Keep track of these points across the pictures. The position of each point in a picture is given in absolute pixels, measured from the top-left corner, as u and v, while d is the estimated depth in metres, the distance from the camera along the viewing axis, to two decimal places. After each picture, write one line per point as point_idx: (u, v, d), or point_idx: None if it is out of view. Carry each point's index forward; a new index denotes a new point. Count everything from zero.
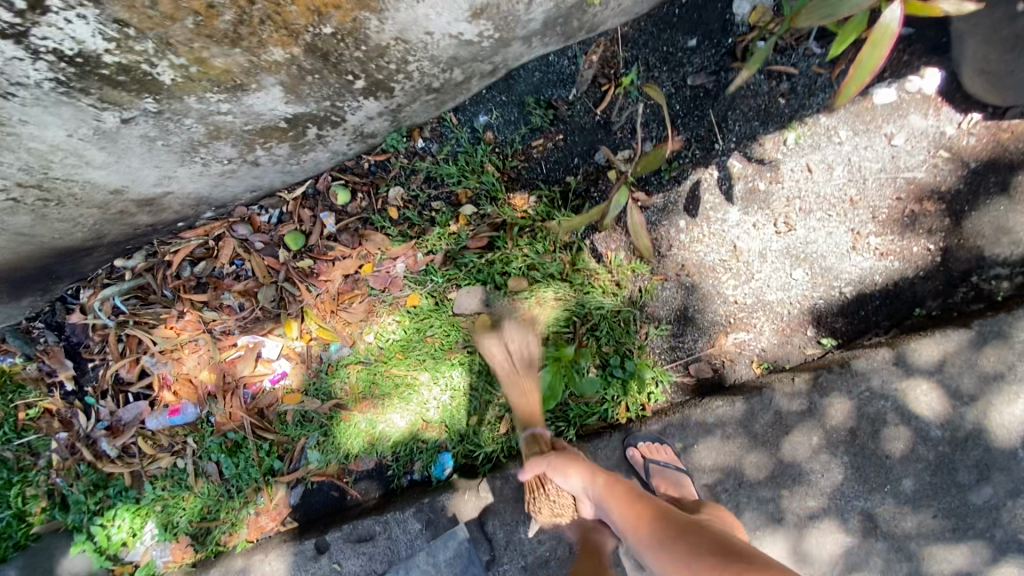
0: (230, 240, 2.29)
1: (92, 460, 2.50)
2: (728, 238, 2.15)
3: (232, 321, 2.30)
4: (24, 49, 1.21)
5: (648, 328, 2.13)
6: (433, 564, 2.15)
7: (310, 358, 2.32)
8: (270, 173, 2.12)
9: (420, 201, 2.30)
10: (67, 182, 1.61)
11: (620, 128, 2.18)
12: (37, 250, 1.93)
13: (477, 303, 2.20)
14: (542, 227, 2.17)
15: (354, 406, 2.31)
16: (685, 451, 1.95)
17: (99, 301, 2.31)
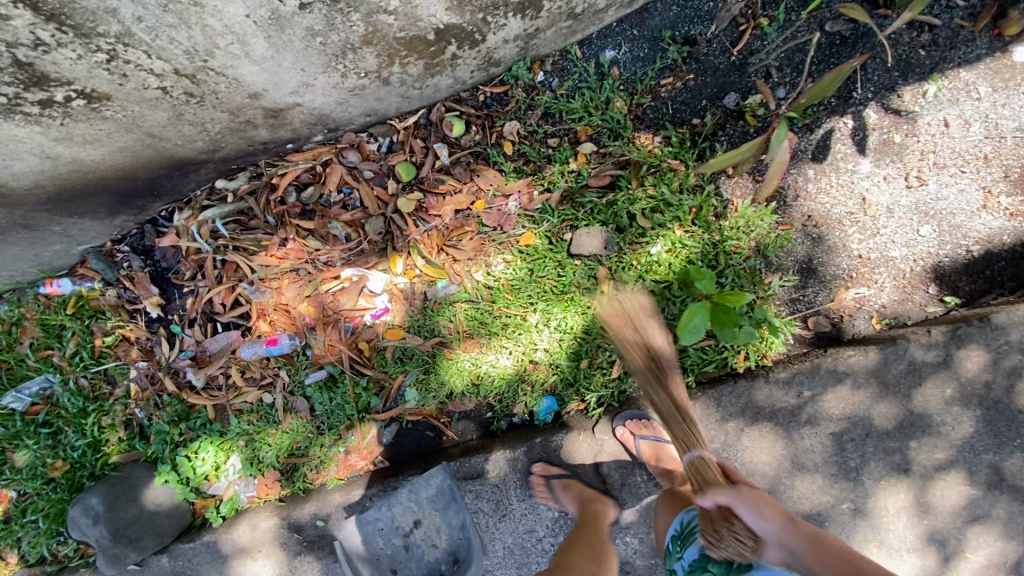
0: (339, 167, 2.20)
1: (176, 391, 2.40)
2: (857, 190, 2.10)
3: (337, 252, 2.23)
4: None
5: (773, 278, 2.10)
6: (415, 501, 2.15)
7: (413, 295, 2.26)
8: (392, 95, 2.02)
9: (537, 136, 2.20)
10: (219, 76, 1.51)
11: (755, 70, 2.10)
12: (154, 158, 1.82)
13: (598, 245, 2.12)
14: (671, 169, 2.10)
15: (458, 345, 2.24)
16: (814, 400, 1.92)
17: (198, 224, 2.20)
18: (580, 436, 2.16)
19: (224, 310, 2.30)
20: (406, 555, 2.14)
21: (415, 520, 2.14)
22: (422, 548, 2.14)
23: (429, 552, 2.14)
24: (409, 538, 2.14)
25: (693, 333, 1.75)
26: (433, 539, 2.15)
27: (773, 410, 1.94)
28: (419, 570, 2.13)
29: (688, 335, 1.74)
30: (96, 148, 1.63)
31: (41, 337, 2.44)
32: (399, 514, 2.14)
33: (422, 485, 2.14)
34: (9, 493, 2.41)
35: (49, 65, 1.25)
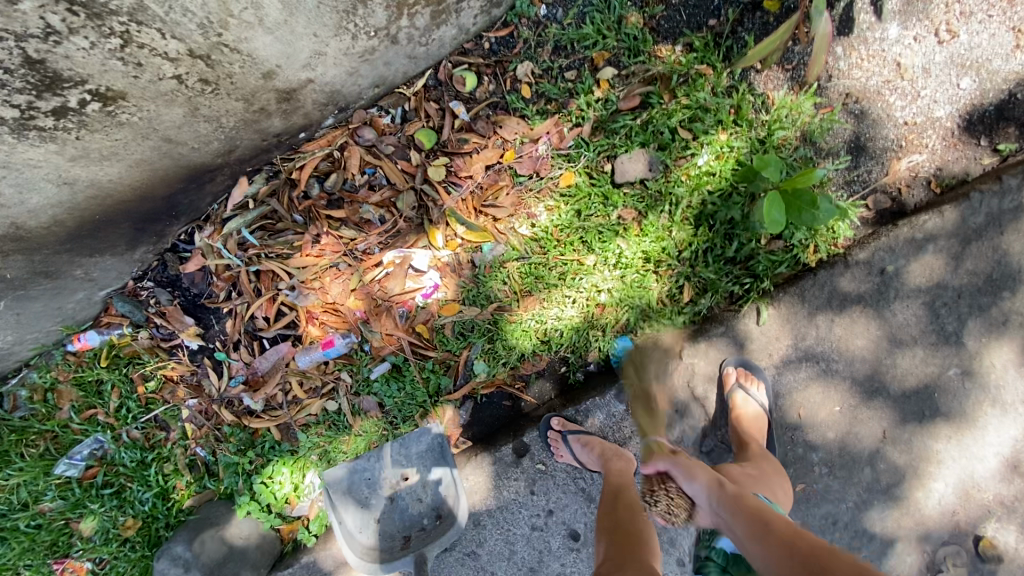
0: (356, 149, 2.09)
1: (235, 420, 2.27)
2: (890, 57, 2.05)
3: (374, 238, 2.12)
4: None
5: (826, 164, 2.05)
6: (406, 455, 2.22)
7: (460, 266, 2.16)
8: (400, 57, 1.91)
9: (553, 72, 2.11)
10: (233, 54, 1.39)
11: None
12: (170, 170, 1.69)
13: (643, 168, 2.05)
14: (700, 75, 2.03)
15: (519, 305, 2.16)
16: (899, 272, 1.90)
17: (223, 239, 2.09)
18: (667, 365, 2.08)
19: (268, 324, 2.18)
20: (391, 507, 2.23)
21: (402, 472, 2.22)
22: (407, 501, 2.23)
23: (414, 505, 2.22)
24: (395, 490, 2.23)
25: (777, 225, 1.69)
26: (418, 493, 2.23)
27: (858, 294, 1.92)
28: (401, 522, 2.21)
29: (772, 229, 1.69)
30: (113, 165, 1.51)
31: (80, 397, 2.29)
32: (388, 467, 2.23)
33: (410, 442, 2.23)
34: (84, 565, 2.28)
35: (61, 59, 1.16)
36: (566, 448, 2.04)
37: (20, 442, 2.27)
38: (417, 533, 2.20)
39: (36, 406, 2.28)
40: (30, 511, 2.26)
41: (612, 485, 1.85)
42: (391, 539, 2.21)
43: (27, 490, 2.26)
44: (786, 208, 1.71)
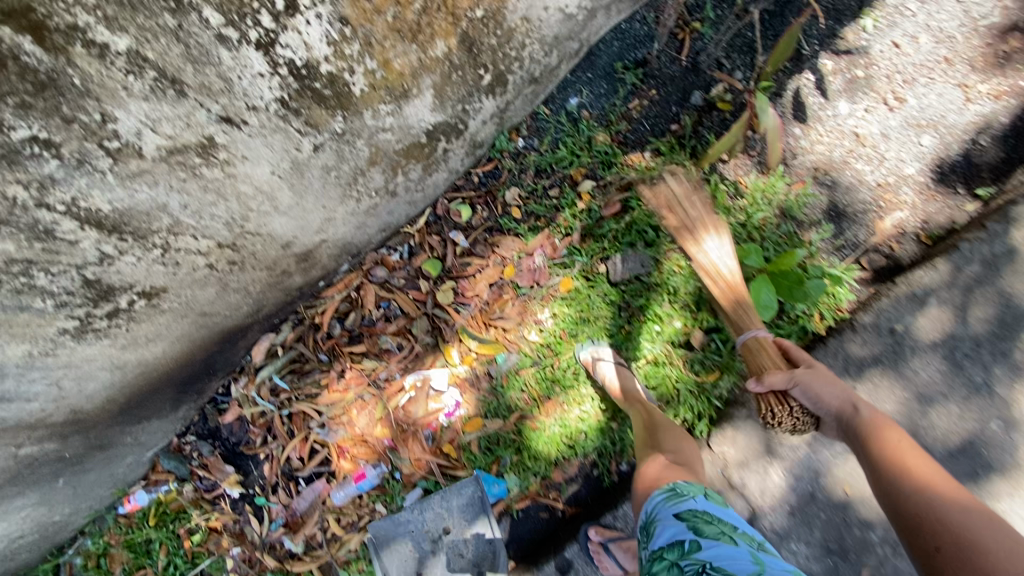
0: (371, 286, 2.28)
1: (278, 564, 2.29)
2: (847, 130, 2.19)
3: (394, 366, 2.24)
4: (269, 64, 1.15)
5: (812, 234, 2.12)
6: (446, 508, 2.16)
7: (478, 380, 2.24)
8: (401, 204, 2.14)
9: (537, 193, 2.32)
10: (255, 237, 1.62)
11: (707, 66, 2.26)
12: (207, 336, 1.89)
13: (635, 267, 2.17)
14: (672, 174, 2.21)
15: (540, 412, 2.19)
16: (908, 331, 1.89)
17: (257, 388, 2.24)
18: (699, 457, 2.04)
19: (303, 463, 2.26)
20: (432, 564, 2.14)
21: (445, 526, 2.14)
22: (450, 556, 2.13)
23: (457, 561, 2.12)
24: (438, 547, 2.14)
25: (769, 309, 1.81)
26: (461, 549, 2.14)
27: (874, 357, 1.89)
28: None
29: (768, 312, 1.81)
30: (157, 344, 1.69)
31: (131, 559, 2.36)
32: (430, 522, 2.15)
33: (447, 495, 2.16)
34: None
35: (114, 274, 1.32)
36: (609, 557, 2.00)
37: None
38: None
39: (91, 572, 2.35)
40: None
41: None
42: None
43: None
44: (776, 289, 1.82)
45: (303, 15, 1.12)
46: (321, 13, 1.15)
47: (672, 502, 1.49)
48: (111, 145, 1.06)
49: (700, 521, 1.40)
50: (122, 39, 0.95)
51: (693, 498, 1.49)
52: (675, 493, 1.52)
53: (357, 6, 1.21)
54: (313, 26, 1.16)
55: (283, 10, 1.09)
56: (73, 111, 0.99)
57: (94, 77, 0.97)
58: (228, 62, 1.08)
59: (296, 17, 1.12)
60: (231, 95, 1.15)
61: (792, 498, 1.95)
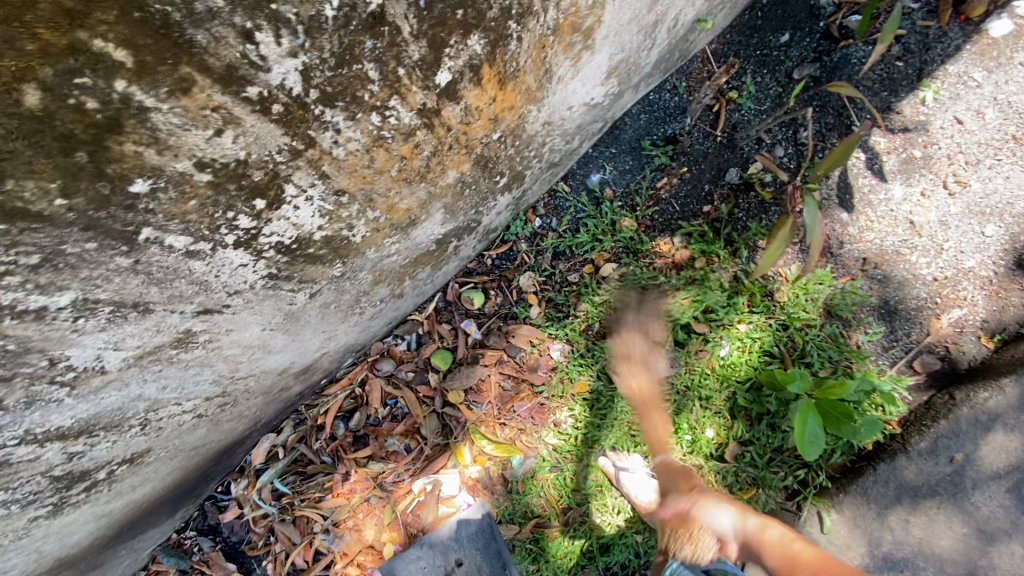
0: (376, 381, 2.13)
1: None
2: (901, 216, 1.97)
3: (402, 468, 2.11)
4: (250, 254, 1.03)
5: (859, 335, 1.96)
6: (455, 539, 1.95)
7: (492, 482, 2.10)
8: (408, 300, 1.97)
9: (555, 279, 2.14)
10: (248, 379, 1.46)
11: (745, 142, 2.05)
12: (201, 460, 1.74)
13: (663, 368, 1.99)
14: (704, 266, 2.03)
15: (558, 520, 2.07)
16: (970, 460, 1.73)
17: (258, 490, 2.12)
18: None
19: (307, 567, 2.13)
20: None
21: (456, 559, 1.93)
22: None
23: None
24: None
25: (815, 443, 1.57)
26: None
27: (930, 486, 1.74)
28: None
29: (813, 448, 1.56)
30: (145, 486, 1.55)
31: None
32: (439, 555, 1.94)
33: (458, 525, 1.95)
34: None
35: (86, 462, 1.17)
36: None
37: None
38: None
39: None
40: None
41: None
42: None
43: None
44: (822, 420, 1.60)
45: (289, 204, 1.01)
46: (312, 195, 1.03)
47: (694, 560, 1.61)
48: (66, 378, 0.93)
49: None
50: (64, 295, 0.83)
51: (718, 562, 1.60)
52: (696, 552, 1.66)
53: (357, 175, 1.07)
54: (303, 209, 1.04)
55: (266, 207, 0.98)
56: (13, 369, 0.86)
57: (35, 336, 0.84)
58: (201, 270, 0.98)
59: (281, 208, 1.00)
60: (207, 291, 1.02)
61: None
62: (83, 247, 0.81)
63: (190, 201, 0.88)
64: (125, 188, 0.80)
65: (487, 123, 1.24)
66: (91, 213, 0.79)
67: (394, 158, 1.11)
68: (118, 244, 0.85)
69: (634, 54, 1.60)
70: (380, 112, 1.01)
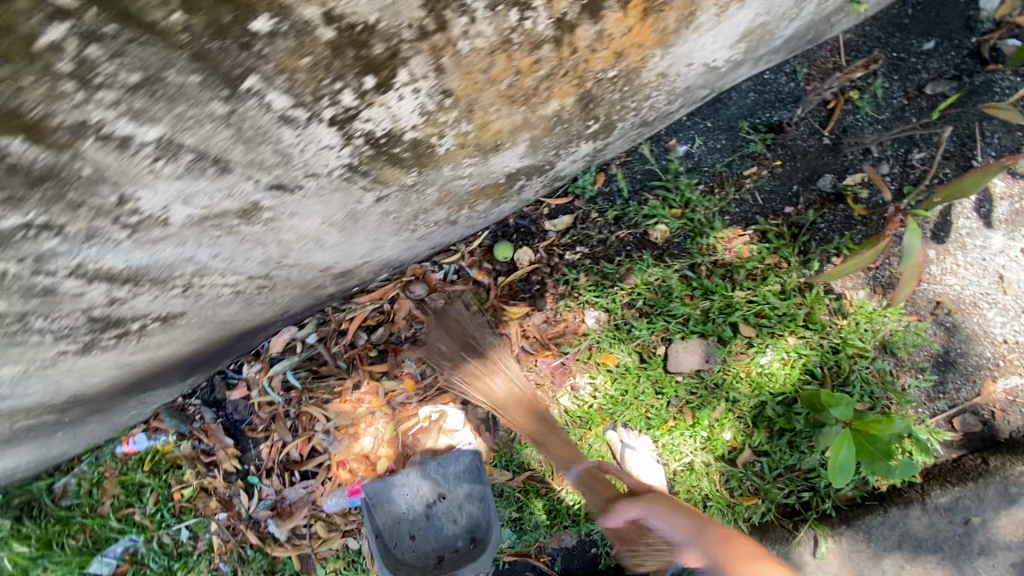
0: (406, 302, 2.09)
1: (259, 543, 2.32)
2: (991, 267, 1.84)
3: (412, 391, 2.10)
4: (341, 135, 0.97)
5: (908, 378, 1.84)
6: (443, 474, 2.08)
7: (498, 426, 2.11)
8: (456, 230, 1.89)
9: (610, 245, 2.04)
10: (292, 268, 1.42)
11: (850, 150, 1.90)
12: (225, 335, 1.74)
13: (698, 361, 1.92)
14: (768, 270, 1.91)
15: (552, 478, 2.07)
16: (985, 526, 1.71)
17: (269, 377, 2.14)
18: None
19: (302, 459, 2.21)
20: (425, 524, 2.07)
21: (439, 492, 2.08)
22: (443, 521, 2.06)
23: (449, 527, 2.06)
24: (431, 508, 2.08)
25: (844, 472, 1.53)
26: (454, 514, 2.07)
27: (935, 541, 1.73)
28: (435, 543, 2.04)
29: (841, 476, 1.53)
30: (169, 348, 1.55)
31: (122, 496, 2.46)
32: (424, 484, 2.08)
33: (444, 464, 2.08)
34: None
35: (125, 309, 1.14)
36: None
37: (64, 532, 2.43)
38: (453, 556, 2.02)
39: (82, 498, 2.46)
40: None
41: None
42: (425, 559, 2.04)
43: None
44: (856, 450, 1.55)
45: (395, 91, 0.95)
46: (420, 87, 0.97)
47: None
48: (130, 220, 0.89)
49: None
50: (153, 129, 0.78)
51: None
52: None
53: (468, 77, 1.00)
54: (406, 101, 0.98)
55: (373, 88, 0.92)
56: (82, 197, 0.81)
57: (112, 168, 0.79)
58: (290, 140, 0.92)
59: (387, 94, 0.94)
60: (287, 165, 0.97)
61: None
62: (185, 78, 0.75)
63: (304, 57, 0.80)
64: (246, 21, 0.73)
65: (610, 57, 1.15)
66: (203, 38, 0.72)
67: (508, 70, 1.03)
68: (221, 86, 0.78)
69: (773, 21, 1.44)
70: (518, 12, 0.93)
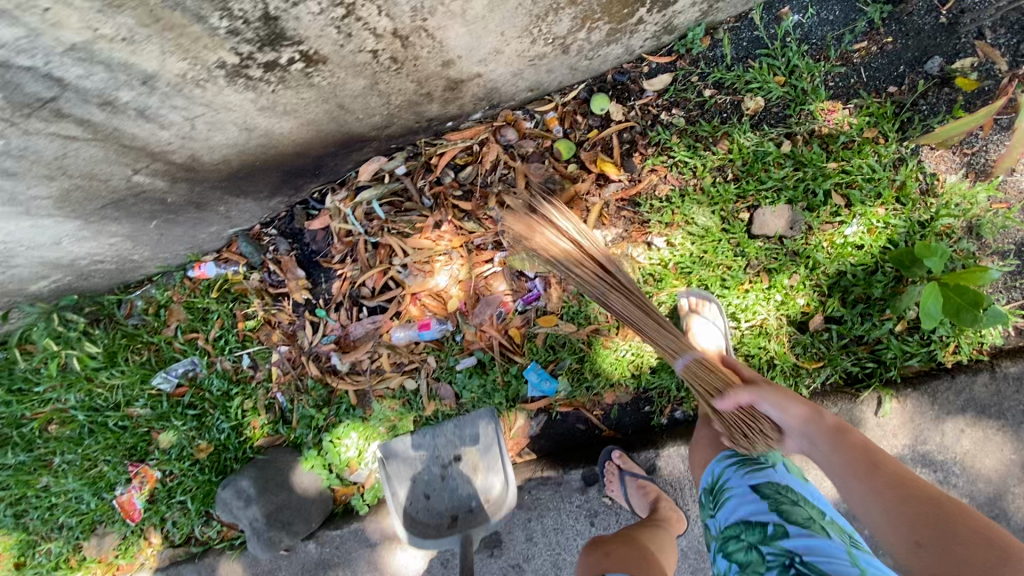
0: (496, 145, 2.10)
1: (320, 375, 2.39)
2: None
3: (491, 235, 2.14)
4: None
5: (992, 261, 1.87)
6: (459, 437, 2.18)
7: (567, 281, 2.14)
8: (560, 68, 1.91)
9: (707, 107, 2.06)
10: (428, 39, 1.46)
11: (964, 33, 1.90)
12: (332, 133, 1.79)
13: (784, 225, 1.95)
14: (865, 143, 1.93)
15: (616, 333, 2.12)
16: None
17: (353, 205, 2.18)
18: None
19: (374, 294, 2.29)
20: (441, 485, 2.16)
21: (454, 456, 2.16)
22: (457, 483, 2.14)
23: (463, 487, 2.14)
24: (447, 471, 2.17)
25: (931, 320, 1.64)
26: (469, 478, 2.16)
27: (1000, 409, 1.83)
28: (450, 501, 2.13)
29: (927, 323, 1.64)
30: (289, 120, 1.60)
31: (187, 321, 2.50)
32: (441, 446, 2.18)
33: (461, 429, 2.16)
34: (155, 474, 2.50)
35: (292, 19, 1.20)
36: (620, 485, 2.04)
37: (128, 348, 2.49)
38: (464, 515, 2.12)
39: (149, 318, 2.51)
40: (121, 412, 2.51)
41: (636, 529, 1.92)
42: (440, 518, 2.13)
43: (123, 392, 2.50)
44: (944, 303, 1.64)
45: None
46: None
47: (748, 471, 1.58)
48: None
49: (779, 496, 1.45)
50: None
51: (774, 468, 1.56)
52: (755, 462, 1.60)
53: None
54: None
55: None
56: None
57: None
58: None
59: None
60: None
61: None
62: None
63: None
64: None
65: None
66: None
67: None
68: None
69: None
70: None
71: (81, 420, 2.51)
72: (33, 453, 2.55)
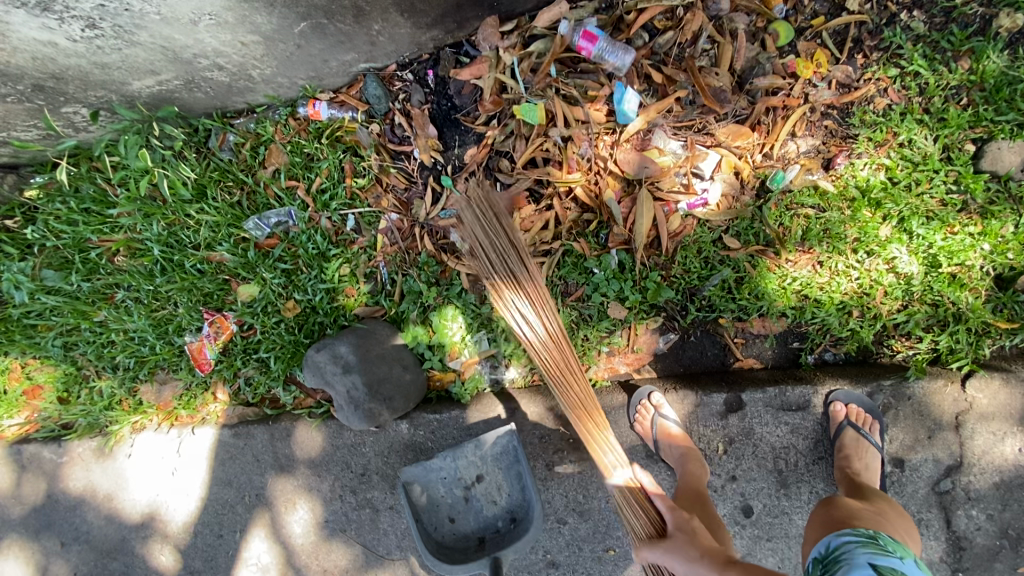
0: (704, 14, 1.80)
1: (434, 252, 2.13)
2: None
3: (673, 118, 1.86)
4: None
5: None
6: (480, 457, 2.00)
7: (746, 189, 1.88)
8: None
9: (957, 13, 1.77)
10: None
11: None
12: None
13: (1019, 163, 1.73)
14: None
15: (785, 254, 1.87)
16: None
17: (519, 57, 1.88)
18: (945, 387, 1.80)
19: (514, 168, 1.99)
20: (465, 507, 2.04)
21: (477, 476, 2.01)
22: (482, 503, 2.03)
23: (488, 508, 2.02)
24: (469, 491, 2.02)
25: None
26: (493, 495, 2.02)
27: None
28: (475, 522, 2.02)
29: None
30: None
31: (289, 164, 2.17)
32: (463, 466, 2.01)
33: (473, 445, 1.97)
34: (232, 325, 2.26)
35: None
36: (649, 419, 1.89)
37: (219, 184, 2.20)
38: (492, 536, 2.01)
39: (245, 153, 2.19)
40: (201, 254, 2.24)
41: (829, 513, 1.57)
42: (465, 540, 2.02)
43: (206, 232, 2.22)
44: None
45: None
46: None
47: (869, 549, 1.31)
48: None
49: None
50: None
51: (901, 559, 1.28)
52: (877, 544, 1.34)
53: None
54: None
55: None
56: None
57: None
58: None
59: None
60: None
61: (1005, 474, 1.78)
62: None
63: None
64: None
65: None
66: None
67: None
68: None
69: None
70: None
71: (155, 255, 2.24)
72: (94, 283, 2.28)
